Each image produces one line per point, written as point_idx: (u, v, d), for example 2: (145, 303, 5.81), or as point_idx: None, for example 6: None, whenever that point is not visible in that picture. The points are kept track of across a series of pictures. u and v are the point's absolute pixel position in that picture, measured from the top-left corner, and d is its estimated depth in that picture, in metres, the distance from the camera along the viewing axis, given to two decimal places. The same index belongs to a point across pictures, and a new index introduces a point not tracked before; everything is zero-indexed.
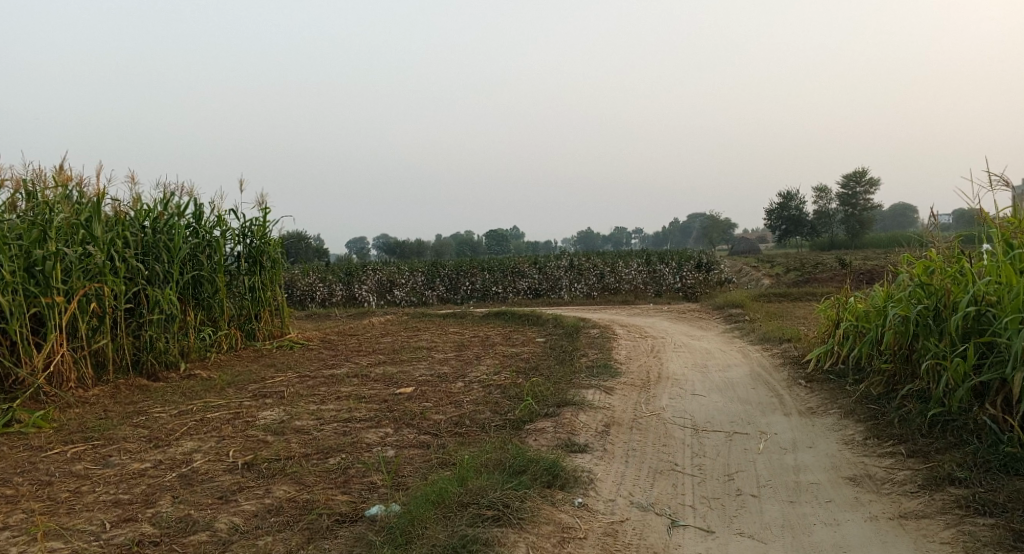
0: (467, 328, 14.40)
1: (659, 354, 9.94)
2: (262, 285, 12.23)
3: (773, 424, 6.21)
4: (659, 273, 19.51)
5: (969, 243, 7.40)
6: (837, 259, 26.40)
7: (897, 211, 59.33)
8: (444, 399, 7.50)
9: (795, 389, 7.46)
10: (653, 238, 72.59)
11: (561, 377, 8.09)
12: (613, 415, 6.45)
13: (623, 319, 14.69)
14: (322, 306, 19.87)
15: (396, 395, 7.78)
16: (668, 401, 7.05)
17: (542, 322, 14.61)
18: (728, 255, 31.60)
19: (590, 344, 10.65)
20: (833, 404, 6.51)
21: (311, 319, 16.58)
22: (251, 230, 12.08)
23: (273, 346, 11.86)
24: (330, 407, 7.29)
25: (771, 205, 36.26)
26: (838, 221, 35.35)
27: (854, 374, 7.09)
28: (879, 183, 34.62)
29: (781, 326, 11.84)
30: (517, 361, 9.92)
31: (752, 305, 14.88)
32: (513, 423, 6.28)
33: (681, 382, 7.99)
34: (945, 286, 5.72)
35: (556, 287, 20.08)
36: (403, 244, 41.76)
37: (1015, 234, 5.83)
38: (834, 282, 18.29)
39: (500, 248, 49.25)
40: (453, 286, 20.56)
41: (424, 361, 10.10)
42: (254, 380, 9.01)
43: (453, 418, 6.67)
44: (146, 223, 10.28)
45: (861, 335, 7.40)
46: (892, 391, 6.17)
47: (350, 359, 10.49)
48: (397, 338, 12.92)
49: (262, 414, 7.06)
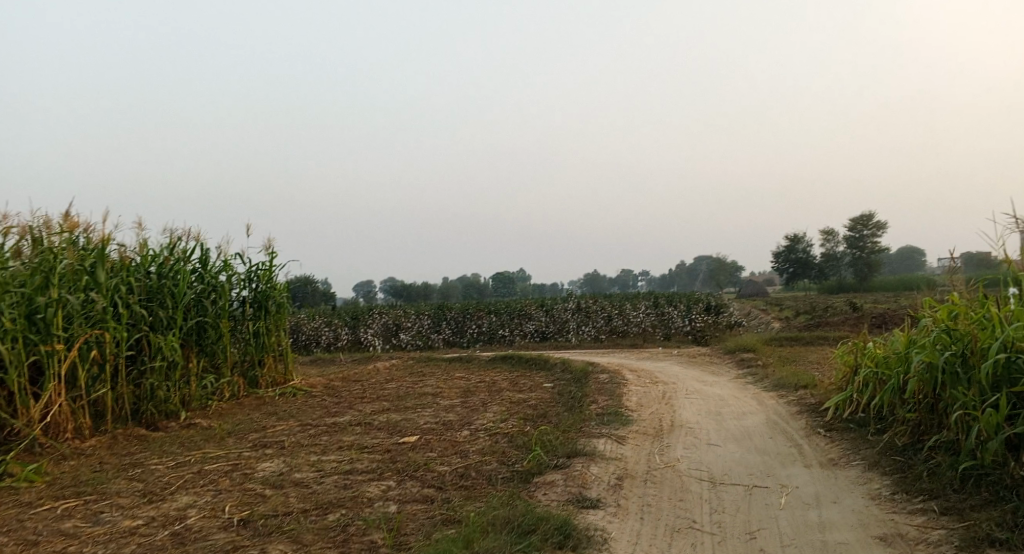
0: (474, 373, 14.12)
1: (671, 400, 9.66)
2: (267, 330, 12.04)
3: (794, 476, 5.94)
4: (667, 316, 19.26)
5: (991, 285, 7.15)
6: (846, 302, 26.11)
7: (904, 254, 59.11)
8: (449, 448, 7.24)
9: (814, 438, 7.18)
10: (660, 281, 72.41)
11: (570, 425, 7.83)
12: (626, 467, 6.19)
13: (632, 364, 14.40)
14: (327, 350, 19.64)
15: (399, 445, 7.53)
16: (683, 451, 6.77)
17: (550, 366, 14.34)
18: (736, 298, 31.35)
19: (599, 390, 10.38)
20: (856, 455, 6.23)
21: (316, 365, 16.33)
22: (257, 274, 11.94)
23: (276, 393, 11.61)
24: (332, 458, 7.04)
25: (777, 248, 36.14)
26: (845, 264, 34.92)
27: (876, 423, 6.82)
28: (885, 226, 34.46)
29: (794, 371, 11.55)
30: (525, 407, 9.65)
31: (763, 349, 14.61)
32: (521, 475, 6.02)
33: (695, 431, 7.72)
34: (971, 332, 5.50)
35: (563, 329, 19.83)
36: (409, 288, 41.72)
37: None
38: (845, 326, 17.99)
39: (506, 290, 49.11)
40: (460, 330, 20.34)
41: (429, 409, 9.84)
42: (255, 429, 8.77)
43: (458, 470, 6.41)
44: (151, 269, 10.15)
45: (881, 383, 7.14)
46: (917, 442, 5.91)
47: (354, 406, 10.23)
48: (402, 384, 12.65)
49: (261, 466, 6.82)
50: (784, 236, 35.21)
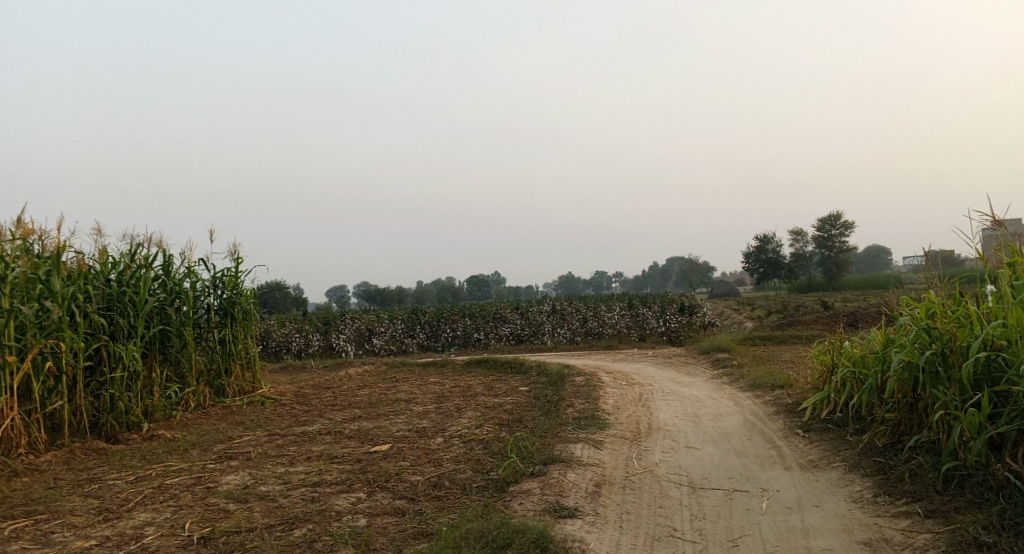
0: (447, 378, 13.89)
1: (648, 402, 9.53)
2: (234, 338, 11.73)
3: (774, 480, 5.81)
4: (641, 317, 19.20)
5: (969, 282, 7.08)
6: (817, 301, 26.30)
7: (871, 254, 59.87)
8: (422, 457, 7.03)
9: (793, 440, 7.08)
10: (633, 282, 72.73)
11: (546, 430, 7.66)
12: (604, 473, 6.02)
13: (607, 366, 14.28)
14: (298, 357, 19.30)
15: (370, 454, 7.30)
16: (661, 455, 6.63)
17: (524, 370, 14.17)
18: (709, 299, 31.42)
19: (575, 393, 10.22)
20: (836, 456, 6.14)
21: (286, 372, 16.00)
22: (222, 280, 11.64)
23: (244, 403, 11.28)
24: (300, 469, 6.80)
25: (748, 248, 36.38)
26: (814, 264, 35.45)
27: (855, 423, 6.73)
28: (853, 226, 34.90)
29: (770, 371, 11.49)
30: (500, 412, 9.45)
31: (738, 349, 14.56)
32: (496, 484, 5.83)
33: (673, 433, 7.58)
34: (950, 329, 5.41)
35: (538, 332, 19.66)
36: (383, 292, 41.43)
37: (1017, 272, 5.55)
38: (817, 325, 18.02)
39: (480, 293, 48.87)
40: (434, 334, 20.09)
41: (402, 415, 9.62)
42: (220, 440, 8.48)
43: (431, 479, 6.20)
44: (111, 276, 9.83)
45: (859, 382, 7.06)
46: (898, 442, 5.82)
47: (324, 414, 9.97)
48: (374, 390, 12.39)
49: (225, 479, 6.56)
50: (754, 236, 35.65)
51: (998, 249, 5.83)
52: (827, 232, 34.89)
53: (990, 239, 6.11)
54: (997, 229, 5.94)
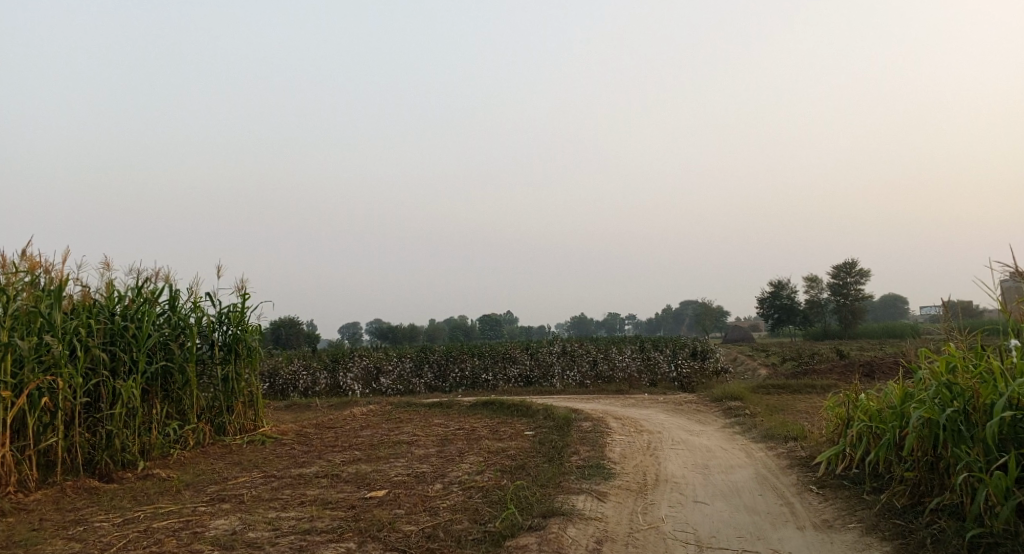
0: (453, 420, 13.60)
1: (656, 452, 9.22)
2: (237, 375, 11.54)
3: (786, 541, 5.51)
4: (653, 361, 18.87)
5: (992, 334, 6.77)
6: (833, 349, 25.84)
7: (886, 303, 59.14)
8: (418, 505, 6.77)
9: (806, 496, 6.77)
10: (645, 325, 72.31)
11: (548, 479, 7.38)
12: (606, 528, 5.75)
13: (617, 412, 13.95)
14: (304, 395, 19.07)
15: (366, 500, 7.05)
16: (668, 510, 6.34)
17: (531, 414, 13.86)
18: (722, 344, 30.97)
19: (581, 440, 9.93)
20: (852, 516, 5.84)
21: (290, 410, 15.77)
22: (228, 316, 11.50)
23: (243, 441, 11.04)
24: (291, 515, 6.55)
25: (762, 294, 36.01)
26: (830, 311, 35.00)
27: (872, 481, 6.42)
28: (868, 273, 34.37)
29: (783, 421, 11.14)
30: (503, 458, 9.17)
31: (750, 397, 14.20)
32: (492, 538, 5.57)
33: (681, 486, 7.28)
34: (973, 386, 5.14)
35: (548, 374, 19.33)
36: (395, 329, 41.32)
37: None
38: (833, 374, 17.60)
39: (492, 333, 48.54)
40: (442, 374, 19.83)
41: (402, 459, 9.35)
42: (214, 481, 8.24)
43: (426, 529, 5.94)
44: (116, 310, 9.71)
45: (876, 437, 6.76)
46: (918, 503, 5.51)
47: (323, 456, 9.72)
48: (377, 431, 12.12)
49: (213, 523, 6.32)
50: (768, 282, 35.33)
51: (1020, 302, 5.58)
52: (842, 279, 34.38)
53: (1013, 291, 5.85)
54: (1019, 281, 5.72)
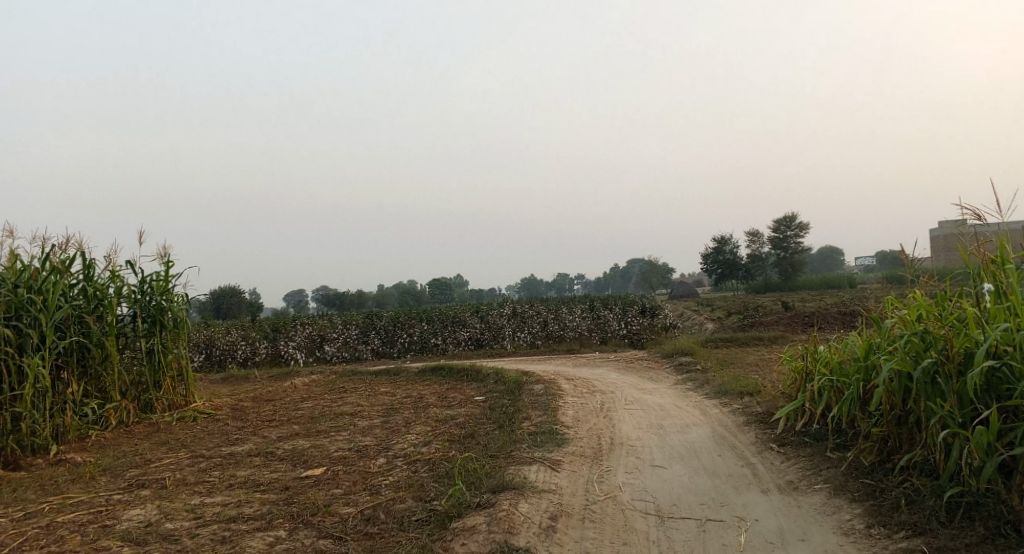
0: (399, 388, 13.06)
1: (610, 413, 8.86)
2: (163, 348, 10.77)
3: (751, 506, 5.18)
4: (603, 319, 18.62)
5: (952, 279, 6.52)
6: (777, 301, 26.09)
7: (824, 254, 60.25)
8: (358, 483, 6.29)
9: (767, 455, 6.48)
10: (594, 284, 72.54)
11: (499, 448, 6.95)
12: (561, 500, 5.34)
13: (568, 372, 13.59)
14: (244, 366, 18.25)
15: (300, 480, 6.53)
16: (625, 477, 5.96)
17: (481, 378, 13.41)
18: (669, 300, 30.93)
19: (532, 404, 9.50)
20: (818, 476, 5.54)
21: (227, 383, 15.02)
22: (151, 286, 10.69)
23: (173, 419, 10.31)
24: (216, 500, 5.97)
25: (705, 249, 36.06)
26: (771, 265, 35.34)
27: (835, 437, 6.14)
28: (808, 226, 34.86)
29: (736, 376, 10.91)
30: (451, 427, 8.69)
31: (701, 353, 14.00)
32: (437, 518, 5.11)
33: (637, 450, 6.91)
34: (945, 334, 4.83)
35: (498, 336, 18.88)
36: (342, 296, 40.42)
37: (1004, 271, 5.10)
38: (780, 326, 17.59)
39: (442, 296, 47.79)
40: (390, 340, 19.20)
41: (343, 432, 8.79)
42: (135, 464, 7.59)
43: (365, 511, 5.46)
44: (20, 283, 8.87)
45: (837, 392, 6.47)
46: (886, 461, 5.23)
47: (258, 432, 9.12)
48: (318, 403, 11.51)
49: (127, 514, 5.70)
50: (712, 237, 35.24)
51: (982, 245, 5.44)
52: (784, 233, 34.86)
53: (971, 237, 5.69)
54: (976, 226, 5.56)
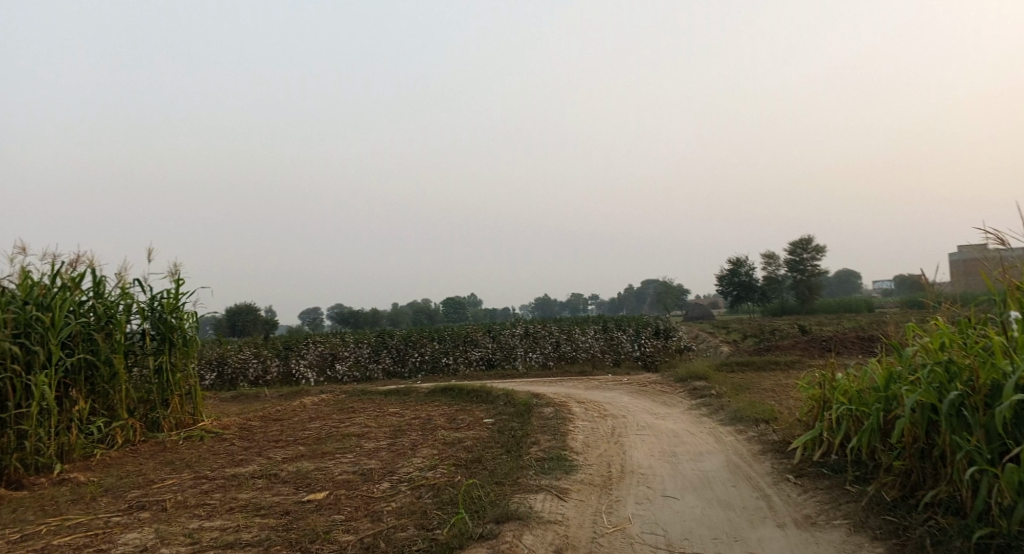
0: (408, 409, 12.89)
1: (621, 438, 8.66)
2: (173, 366, 10.65)
3: (766, 542, 4.96)
4: (616, 341, 18.40)
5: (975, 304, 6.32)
6: (792, 324, 25.78)
7: (841, 277, 59.72)
8: (360, 508, 6.12)
9: (783, 487, 6.26)
10: (609, 305, 72.20)
11: (505, 474, 6.76)
12: (569, 532, 5.15)
13: (580, 394, 13.38)
14: (254, 384, 18.13)
15: (302, 505, 6.37)
16: (635, 508, 5.76)
17: (491, 400, 13.22)
18: (684, 322, 30.64)
19: (542, 427, 9.30)
20: (836, 511, 5.32)
21: (236, 401, 14.91)
22: (161, 304, 10.60)
23: (180, 437, 10.18)
24: (215, 524, 5.81)
25: (721, 272, 35.75)
26: (787, 287, 34.97)
27: (854, 470, 5.91)
28: (825, 249, 34.55)
29: (751, 402, 10.67)
30: (458, 450, 8.51)
31: (716, 377, 13.75)
32: (438, 549, 4.94)
33: (648, 478, 6.70)
34: (971, 365, 4.63)
35: (510, 357, 18.69)
36: (356, 315, 40.40)
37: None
38: (796, 350, 17.30)
39: (457, 315, 47.65)
40: (401, 359, 19.04)
41: (349, 454, 8.62)
42: (137, 485, 7.45)
43: (365, 540, 5.29)
44: (30, 299, 8.81)
45: (857, 422, 6.25)
46: (909, 496, 5.01)
47: (264, 453, 8.97)
48: (326, 423, 11.36)
49: (123, 538, 5.56)
50: (728, 259, 34.95)
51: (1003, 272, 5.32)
52: (800, 256, 34.58)
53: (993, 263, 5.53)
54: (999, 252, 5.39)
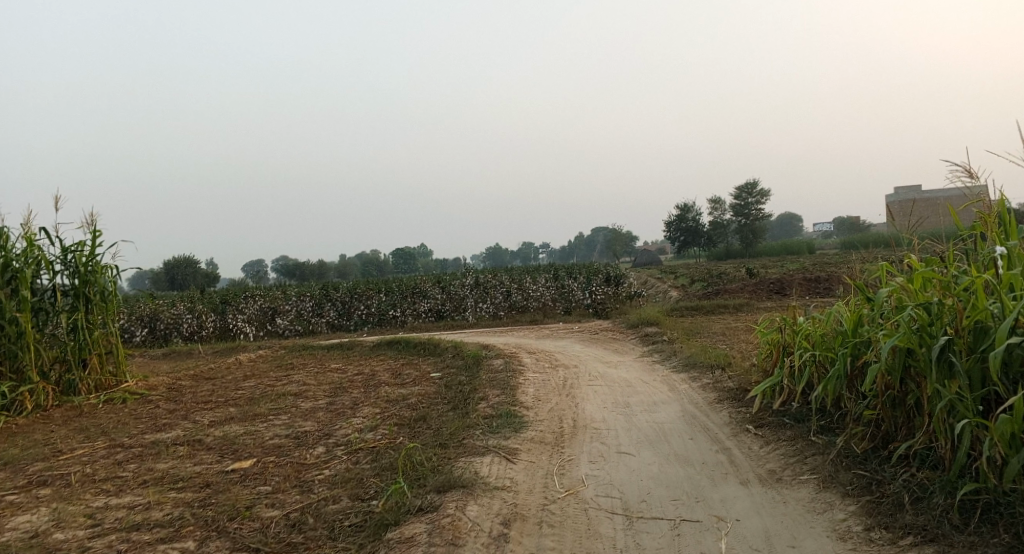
0: (350, 364, 12.28)
1: (573, 390, 8.23)
2: (89, 324, 9.80)
3: (730, 502, 4.58)
4: (567, 289, 18.03)
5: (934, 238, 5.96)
6: (739, 268, 25.78)
7: (783, 222, 60.63)
8: (291, 478, 5.58)
9: (743, 438, 5.90)
10: (560, 253, 72.20)
11: (449, 435, 6.26)
12: (518, 500, 4.69)
13: (530, 345, 12.94)
14: (189, 340, 17.25)
15: (226, 475, 5.79)
16: (588, 468, 5.32)
17: (439, 353, 12.68)
18: (632, 268, 30.43)
19: (491, 381, 8.81)
20: (803, 464, 4.97)
21: (167, 359, 14.09)
22: (73, 257, 9.70)
23: (99, 401, 9.39)
24: (123, 501, 5.19)
25: (668, 217, 35.55)
26: (732, 231, 35.02)
27: (819, 420, 5.57)
28: (769, 193, 34.71)
29: (704, 347, 10.37)
30: (401, 409, 7.98)
31: (667, 322, 13.44)
32: (372, 524, 4.45)
33: (602, 434, 6.28)
34: (954, 305, 4.26)
35: (460, 308, 18.13)
36: (302, 267, 39.26)
37: (1010, 234, 4.57)
38: (745, 293, 17.17)
39: (406, 266, 46.89)
40: (346, 312, 18.31)
41: (282, 416, 8.02)
42: (42, 455, 6.74)
43: (291, 515, 4.75)
44: None
45: (821, 368, 5.89)
46: (881, 449, 4.67)
47: (189, 417, 8.29)
48: (261, 381, 10.69)
49: (14, 522, 4.90)
50: (675, 205, 34.74)
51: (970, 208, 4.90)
52: (744, 201, 34.71)
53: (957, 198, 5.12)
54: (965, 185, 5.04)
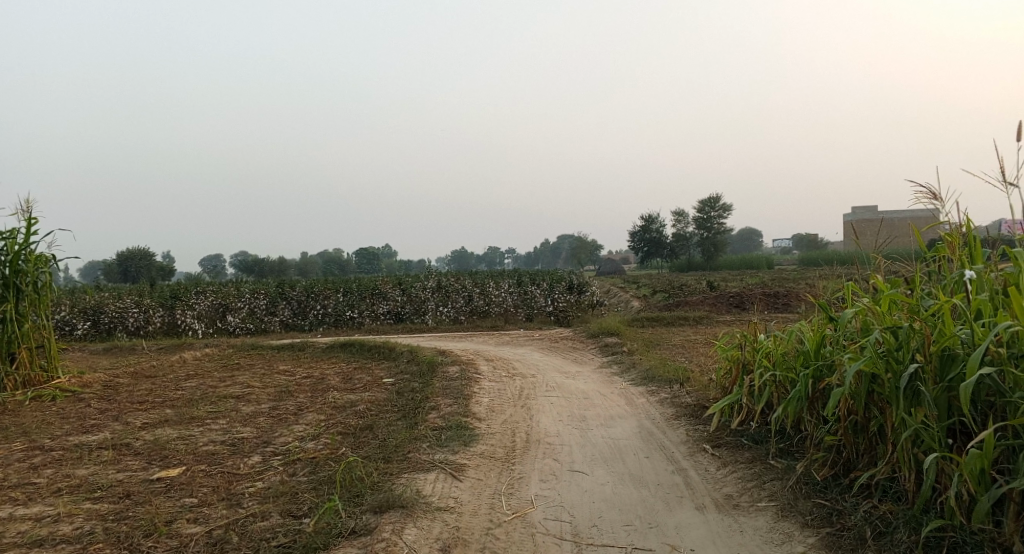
0: (300, 366, 11.84)
1: (529, 402, 7.94)
2: (19, 316, 9.25)
3: (685, 530, 4.34)
4: (529, 296, 17.75)
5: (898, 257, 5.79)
6: (700, 280, 25.77)
7: (744, 236, 61.24)
8: (220, 489, 5.20)
9: (700, 458, 5.67)
10: (525, 259, 72.05)
11: (394, 447, 5.93)
12: (460, 523, 4.38)
13: (489, 352, 12.62)
14: (134, 335, 16.63)
15: (149, 484, 5.39)
16: (538, 487, 5.03)
17: (394, 357, 12.31)
18: (595, 277, 30.30)
19: (444, 390, 8.48)
20: (762, 490, 4.75)
21: (109, 355, 13.48)
22: (5, 245, 9.15)
23: (26, 398, 8.85)
24: (31, 512, 4.76)
25: (632, 227, 35.55)
26: (695, 243, 35.12)
27: (777, 442, 5.36)
28: (732, 207, 34.90)
29: (664, 360, 10.17)
30: (347, 416, 7.61)
31: (628, 333, 13.24)
32: (300, 548, 4.11)
33: (555, 450, 6.00)
34: (922, 330, 4.07)
35: (420, 311, 17.75)
36: (261, 264, 38.42)
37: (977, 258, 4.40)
38: (706, 305, 17.08)
39: (368, 265, 46.22)
40: (302, 312, 17.82)
41: (221, 421, 7.59)
42: None
43: (214, 533, 4.39)
44: None
45: (781, 389, 5.69)
46: (841, 476, 4.47)
47: (122, 418, 7.82)
48: (204, 382, 10.21)
49: None
50: (640, 216, 34.75)
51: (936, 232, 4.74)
52: (707, 214, 34.89)
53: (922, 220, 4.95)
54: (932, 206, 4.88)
